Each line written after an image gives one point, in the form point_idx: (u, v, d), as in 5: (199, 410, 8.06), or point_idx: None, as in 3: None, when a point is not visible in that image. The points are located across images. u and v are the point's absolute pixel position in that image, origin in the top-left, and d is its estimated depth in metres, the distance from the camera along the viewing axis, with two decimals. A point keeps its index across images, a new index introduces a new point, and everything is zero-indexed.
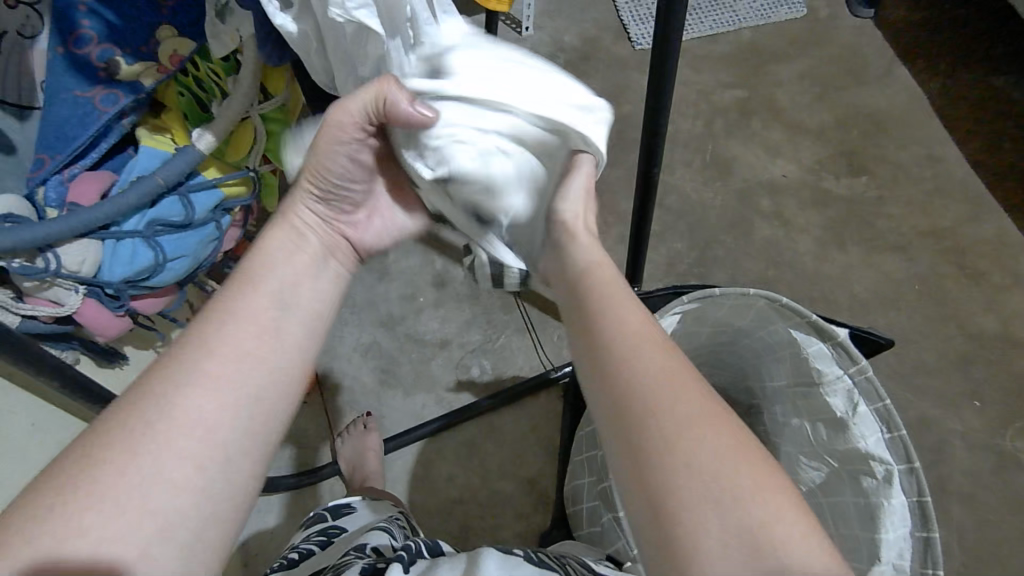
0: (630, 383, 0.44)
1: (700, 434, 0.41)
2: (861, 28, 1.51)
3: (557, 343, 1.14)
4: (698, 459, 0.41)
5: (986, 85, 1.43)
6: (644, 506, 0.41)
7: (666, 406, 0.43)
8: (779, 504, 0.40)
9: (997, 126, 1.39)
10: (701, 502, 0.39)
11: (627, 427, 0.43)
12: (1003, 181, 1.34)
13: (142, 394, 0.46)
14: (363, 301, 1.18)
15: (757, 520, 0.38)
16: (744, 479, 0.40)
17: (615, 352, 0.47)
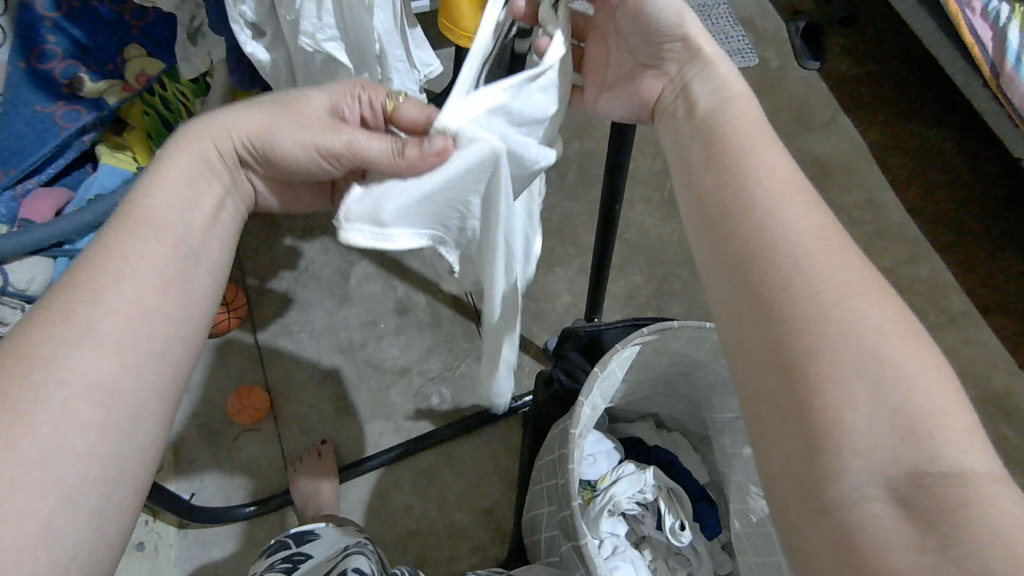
0: (789, 329, 0.40)
1: (888, 370, 0.37)
2: (809, 79, 1.61)
3: (517, 372, 1.15)
4: (873, 412, 0.37)
5: (920, 136, 1.54)
6: (783, 388, 0.39)
7: (814, 273, 0.41)
8: (973, 456, 0.36)
9: (932, 172, 1.50)
10: (853, 383, 0.37)
11: (770, 288, 0.42)
12: (937, 225, 1.44)
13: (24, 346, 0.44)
14: (322, 327, 1.16)
15: (915, 406, 0.36)
16: (904, 361, 0.38)
17: (751, 215, 0.44)
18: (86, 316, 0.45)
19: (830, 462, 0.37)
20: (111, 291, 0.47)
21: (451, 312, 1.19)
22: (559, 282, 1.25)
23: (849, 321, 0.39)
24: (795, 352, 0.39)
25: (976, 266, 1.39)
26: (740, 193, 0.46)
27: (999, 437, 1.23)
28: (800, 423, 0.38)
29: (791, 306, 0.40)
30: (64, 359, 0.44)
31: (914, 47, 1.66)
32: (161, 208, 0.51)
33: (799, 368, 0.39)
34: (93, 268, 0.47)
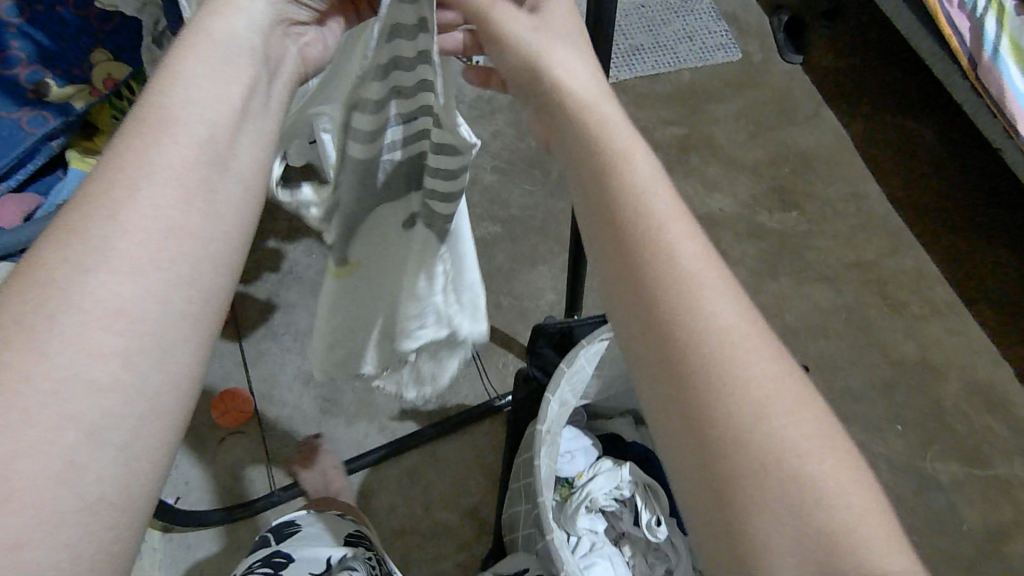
0: (697, 380, 0.40)
1: (762, 424, 0.39)
2: (792, 72, 1.61)
3: (501, 370, 1.15)
4: (763, 455, 0.38)
5: (902, 128, 1.54)
6: (682, 442, 0.40)
7: (700, 324, 0.42)
8: (864, 500, 0.38)
9: (915, 164, 1.50)
10: (735, 444, 0.39)
11: (664, 340, 0.42)
12: (920, 217, 1.44)
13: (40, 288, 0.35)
14: (306, 328, 1.17)
15: (793, 457, 0.38)
16: (779, 409, 0.39)
17: (642, 258, 0.44)
18: (116, 219, 0.37)
19: (741, 517, 0.37)
20: (142, 190, 0.38)
21: None
22: (542, 280, 1.25)
23: (736, 363, 0.40)
24: (697, 405, 0.40)
25: (959, 258, 1.40)
26: (636, 237, 0.45)
27: (982, 427, 1.24)
28: (702, 471, 0.39)
29: (684, 358, 0.41)
30: (105, 267, 0.36)
31: (896, 39, 1.66)
32: (187, 99, 0.42)
33: (707, 422, 0.39)
34: (125, 164, 0.39)
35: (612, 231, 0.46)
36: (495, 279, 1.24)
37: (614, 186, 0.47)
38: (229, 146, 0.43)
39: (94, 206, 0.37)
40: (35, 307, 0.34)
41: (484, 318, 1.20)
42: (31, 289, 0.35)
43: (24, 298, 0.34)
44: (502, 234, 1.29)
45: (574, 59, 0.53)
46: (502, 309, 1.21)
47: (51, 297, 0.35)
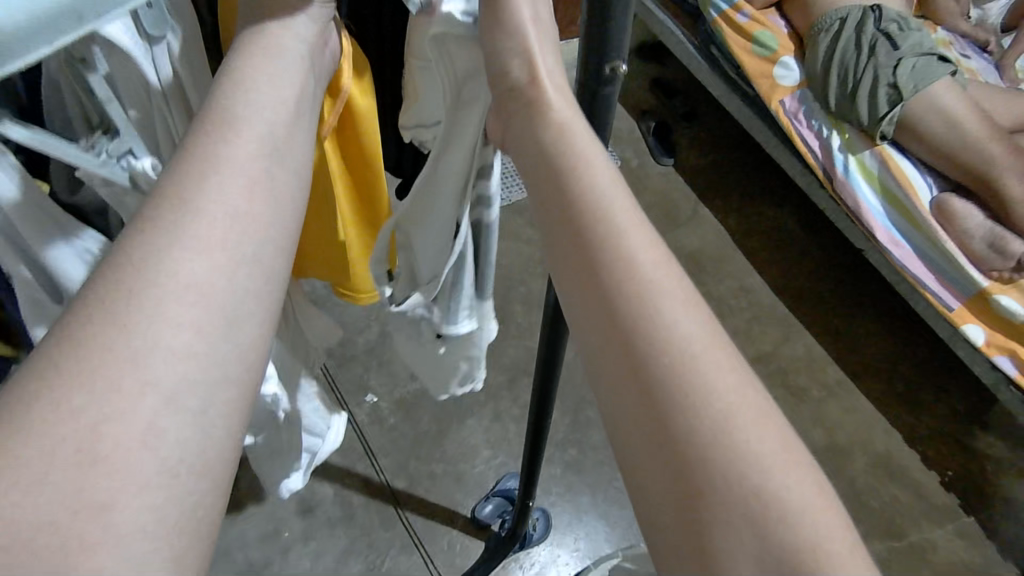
0: (662, 394, 0.33)
1: (768, 503, 0.30)
2: (666, 175, 1.72)
3: (447, 552, 1.06)
4: (769, 541, 0.30)
5: (770, 217, 1.69)
6: (665, 514, 0.32)
7: (696, 385, 0.33)
8: (842, 529, 0.31)
9: (787, 251, 1.64)
10: (733, 526, 0.30)
11: (651, 398, 0.33)
12: (801, 302, 1.57)
13: (83, 359, 0.30)
14: (215, 553, 1.01)
15: (809, 551, 0.30)
16: (794, 488, 0.31)
17: (620, 295, 0.36)
18: (147, 284, 0.32)
19: (705, 544, 0.30)
20: (169, 274, 0.33)
21: (363, 499, 1.08)
22: (474, 436, 1.17)
23: (742, 435, 0.32)
24: (662, 420, 0.33)
25: (841, 339, 1.53)
26: (594, 233, 0.37)
27: (890, 498, 1.34)
28: (688, 552, 0.31)
29: (680, 418, 0.32)
30: (140, 342, 0.31)
31: (743, 136, 1.81)
32: (223, 148, 0.37)
33: (672, 436, 0.32)
34: (151, 216, 0.34)
35: (562, 224, 0.39)
36: (422, 445, 1.15)
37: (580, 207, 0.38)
38: (262, 202, 0.37)
39: (126, 260, 0.33)
40: (82, 380, 0.29)
41: (419, 493, 1.10)
42: (64, 373, 0.29)
43: (70, 377, 0.29)
44: (422, 391, 1.20)
45: (545, 61, 0.46)
46: (437, 479, 1.12)
47: (104, 375, 0.30)
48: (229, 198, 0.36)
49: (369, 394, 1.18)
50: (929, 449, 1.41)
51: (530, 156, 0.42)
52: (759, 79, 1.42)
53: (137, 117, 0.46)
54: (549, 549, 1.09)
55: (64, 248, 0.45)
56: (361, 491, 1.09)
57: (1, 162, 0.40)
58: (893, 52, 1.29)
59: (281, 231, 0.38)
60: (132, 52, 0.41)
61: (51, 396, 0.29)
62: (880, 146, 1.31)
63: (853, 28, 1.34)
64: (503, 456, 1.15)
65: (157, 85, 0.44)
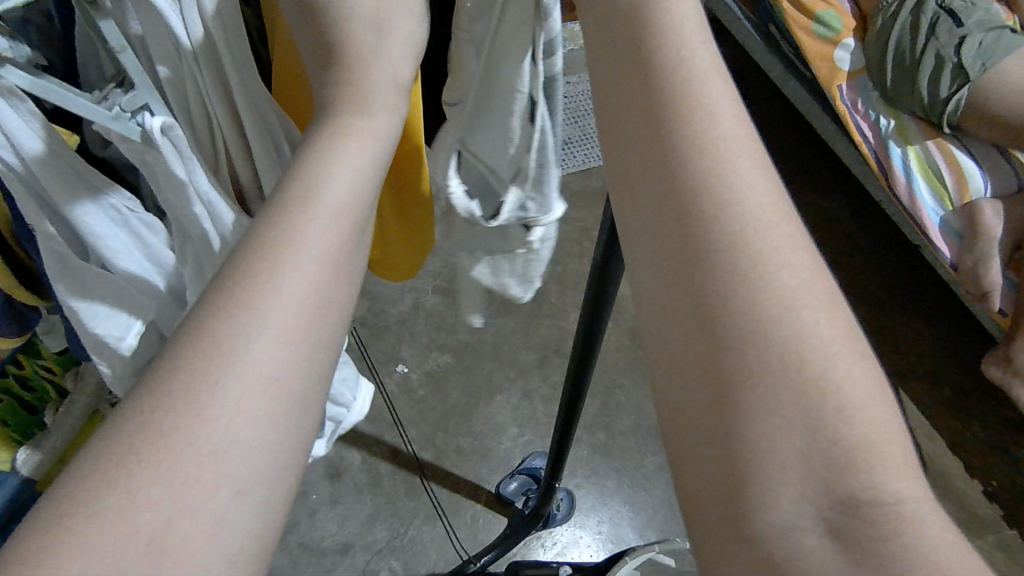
0: (717, 277, 0.28)
1: (830, 399, 0.26)
2: None
3: (470, 526, 1.07)
4: (824, 435, 0.26)
5: (819, 207, 1.62)
6: (704, 396, 0.27)
7: (758, 264, 0.28)
8: (896, 433, 0.26)
9: (835, 243, 1.58)
10: (783, 412, 0.26)
11: (703, 272, 0.28)
12: (848, 297, 1.51)
13: (156, 417, 0.27)
14: None
15: (856, 441, 0.25)
16: (858, 384, 0.26)
17: (683, 162, 0.30)
18: (228, 361, 0.28)
19: (738, 444, 0.26)
20: (246, 356, 0.28)
21: (390, 468, 1.10)
22: (502, 413, 1.17)
23: (802, 323, 0.27)
24: (709, 307, 0.28)
25: (887, 339, 1.47)
26: (667, 94, 0.31)
27: None
28: (725, 447, 0.26)
29: (737, 299, 0.27)
30: (224, 373, 0.28)
31: (795, 120, 1.74)
32: (310, 214, 0.32)
33: (723, 312, 0.27)
34: (224, 293, 0.30)
35: (618, 103, 0.33)
36: (451, 419, 1.15)
37: (652, 69, 0.32)
38: (346, 275, 0.33)
39: (207, 326, 0.29)
40: (167, 431, 0.26)
41: (445, 466, 1.11)
42: (155, 408, 0.27)
43: (157, 421, 0.27)
44: (452, 365, 1.20)
45: None
46: (464, 453, 1.13)
47: (183, 426, 0.27)
48: (308, 270, 0.31)
49: (400, 364, 1.19)
50: (972, 455, 1.35)
51: (600, 19, 0.35)
52: (817, 63, 1.35)
53: (166, 73, 0.44)
54: (571, 531, 1.09)
55: (93, 208, 0.46)
56: (388, 460, 1.10)
57: (20, 109, 0.39)
58: (956, 30, 1.20)
59: (364, 241, 0.35)
60: (161, 8, 0.39)
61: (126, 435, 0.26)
62: (942, 145, 1.24)
63: (912, 8, 1.26)
64: (531, 435, 1.15)
65: (187, 46, 0.42)
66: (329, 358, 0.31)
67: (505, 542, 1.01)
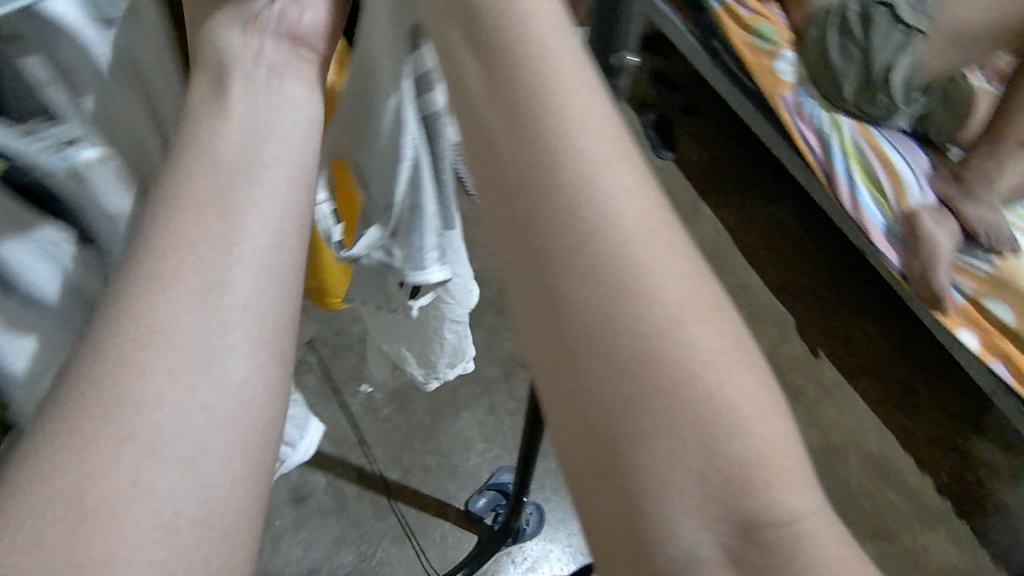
0: (581, 288, 0.25)
1: (724, 422, 0.23)
2: (668, 171, 1.71)
3: (440, 545, 1.06)
4: (720, 467, 0.22)
5: (771, 215, 1.68)
6: (580, 441, 0.24)
7: (636, 273, 0.25)
8: (792, 443, 0.23)
9: (787, 250, 1.63)
10: (674, 445, 0.22)
11: (570, 291, 0.25)
12: (801, 301, 1.57)
13: (67, 423, 0.24)
14: None
15: (751, 472, 0.22)
16: (750, 404, 0.23)
17: (542, 165, 0.27)
18: (130, 381, 0.25)
19: (630, 490, 0.22)
20: (132, 379, 0.25)
21: (356, 489, 1.08)
22: (468, 429, 1.16)
23: (685, 337, 0.24)
24: (574, 323, 0.25)
25: (839, 341, 1.52)
26: (521, 90, 0.28)
27: (883, 500, 1.34)
28: (609, 494, 0.23)
29: (613, 318, 0.24)
30: (137, 398, 0.25)
31: (745, 132, 1.80)
32: (190, 219, 0.29)
33: (599, 337, 0.24)
34: (120, 312, 0.27)
35: (462, 103, 0.30)
36: (417, 436, 1.14)
37: (509, 65, 0.29)
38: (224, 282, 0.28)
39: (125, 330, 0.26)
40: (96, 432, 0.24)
41: (412, 484, 1.10)
42: (71, 423, 0.24)
43: (79, 426, 0.24)
44: (416, 382, 1.19)
45: None
46: (431, 471, 1.12)
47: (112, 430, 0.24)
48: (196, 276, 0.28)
49: (363, 383, 1.17)
50: (922, 451, 1.41)
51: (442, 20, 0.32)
52: (759, 75, 1.42)
53: (96, 106, 0.40)
54: (541, 544, 1.09)
55: (16, 245, 0.40)
56: (354, 481, 1.08)
57: None
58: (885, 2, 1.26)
59: (255, 240, 0.30)
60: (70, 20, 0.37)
61: (71, 442, 0.24)
62: (882, 152, 1.29)
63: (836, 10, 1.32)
64: (498, 449, 1.15)
65: (106, 71, 0.40)
66: (222, 368, 0.27)
67: (475, 559, 1.00)
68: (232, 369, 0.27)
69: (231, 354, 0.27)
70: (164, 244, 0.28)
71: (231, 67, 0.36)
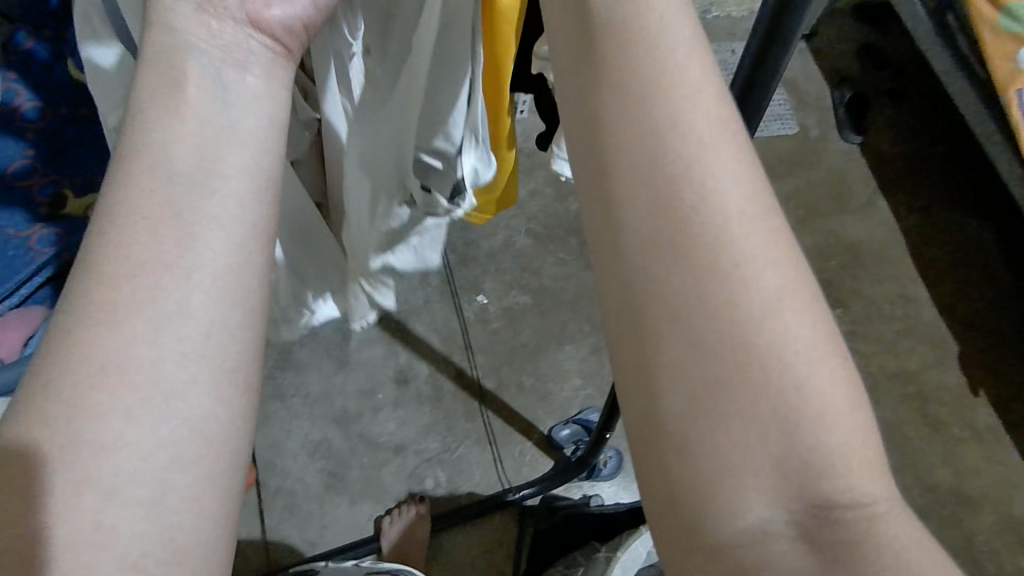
0: (672, 288, 0.29)
1: (795, 412, 0.27)
2: (849, 154, 1.53)
3: (517, 459, 1.10)
4: (789, 449, 0.26)
5: (960, 227, 1.47)
6: (651, 409, 0.29)
7: (736, 272, 0.28)
8: (868, 434, 0.27)
9: (969, 270, 1.42)
10: (747, 427, 0.27)
11: (667, 281, 0.29)
12: (970, 329, 1.37)
13: (61, 349, 0.29)
14: (318, 392, 1.12)
15: (827, 456, 0.26)
16: (828, 396, 0.27)
17: (660, 168, 0.30)
18: (121, 304, 0.30)
19: (699, 454, 0.27)
20: (124, 310, 0.30)
21: (453, 387, 1.14)
22: (569, 362, 1.18)
23: (771, 334, 0.28)
24: (651, 326, 0.29)
25: (1007, 383, 1.32)
26: (646, 95, 0.31)
27: (1013, 568, 1.16)
28: (679, 458, 0.28)
29: (705, 308, 0.28)
30: (128, 325, 0.30)
31: (955, 129, 1.56)
32: (149, 167, 0.33)
33: (685, 324, 0.28)
34: (101, 264, 0.31)
35: (573, 118, 0.34)
36: (519, 356, 1.18)
37: (631, 73, 0.32)
38: (202, 210, 0.33)
39: (100, 271, 0.31)
40: (92, 352, 0.29)
41: (505, 398, 1.14)
42: (60, 359, 0.29)
43: (76, 348, 0.29)
44: (529, 306, 1.21)
45: None
46: (524, 391, 1.15)
47: (104, 347, 0.29)
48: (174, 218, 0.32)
49: (481, 294, 1.21)
50: None
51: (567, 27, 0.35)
52: (996, 61, 1.17)
53: None
54: (614, 489, 1.09)
55: None
56: (453, 379, 1.15)
57: None
58: None
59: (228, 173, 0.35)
60: None
61: (73, 366, 0.29)
62: None
63: None
64: (592, 389, 1.16)
65: None
66: (229, 280, 0.33)
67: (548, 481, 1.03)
68: (196, 398, 0.30)
69: (225, 265, 0.33)
70: (132, 198, 0.32)
71: (182, 67, 0.36)
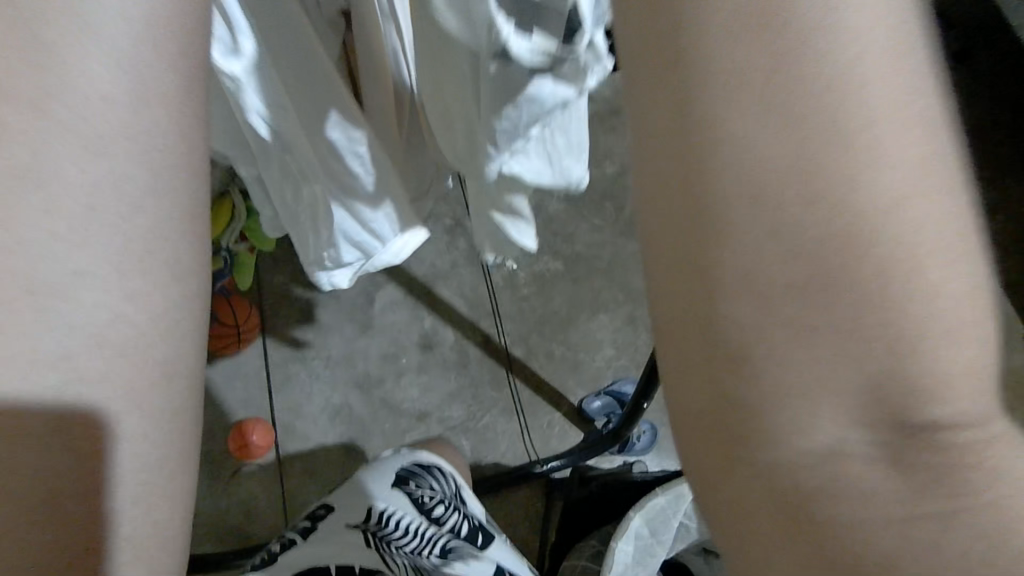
0: (764, 161, 0.22)
1: (885, 316, 0.21)
2: None
3: (544, 431, 1.06)
4: (870, 359, 0.22)
5: None
6: (700, 299, 0.23)
7: (838, 133, 0.21)
8: (986, 344, 0.22)
9: None
10: (817, 326, 0.22)
11: (744, 143, 0.22)
12: None
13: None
14: (339, 355, 1.08)
15: (921, 373, 0.22)
16: (937, 299, 0.21)
17: None
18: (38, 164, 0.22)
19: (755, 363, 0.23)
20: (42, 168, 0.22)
21: (479, 353, 1.09)
22: (601, 332, 1.12)
23: (871, 213, 0.21)
24: (724, 207, 0.23)
25: None
26: None
27: None
28: (729, 363, 0.23)
29: (790, 181, 0.22)
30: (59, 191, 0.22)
31: None
32: None
33: (758, 200, 0.22)
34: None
35: None
36: (549, 323, 1.12)
37: None
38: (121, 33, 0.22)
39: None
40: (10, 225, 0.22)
41: (533, 367, 1.09)
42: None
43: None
44: (562, 272, 1.14)
45: None
46: (554, 360, 1.10)
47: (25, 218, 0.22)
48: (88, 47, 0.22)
49: None
50: None
51: None
52: None
53: None
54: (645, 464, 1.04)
55: None
56: (479, 346, 1.10)
57: None
58: None
59: None
60: None
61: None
62: None
63: None
64: (625, 360, 1.10)
65: None
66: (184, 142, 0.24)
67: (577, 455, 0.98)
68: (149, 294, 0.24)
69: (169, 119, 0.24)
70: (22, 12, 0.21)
71: None
